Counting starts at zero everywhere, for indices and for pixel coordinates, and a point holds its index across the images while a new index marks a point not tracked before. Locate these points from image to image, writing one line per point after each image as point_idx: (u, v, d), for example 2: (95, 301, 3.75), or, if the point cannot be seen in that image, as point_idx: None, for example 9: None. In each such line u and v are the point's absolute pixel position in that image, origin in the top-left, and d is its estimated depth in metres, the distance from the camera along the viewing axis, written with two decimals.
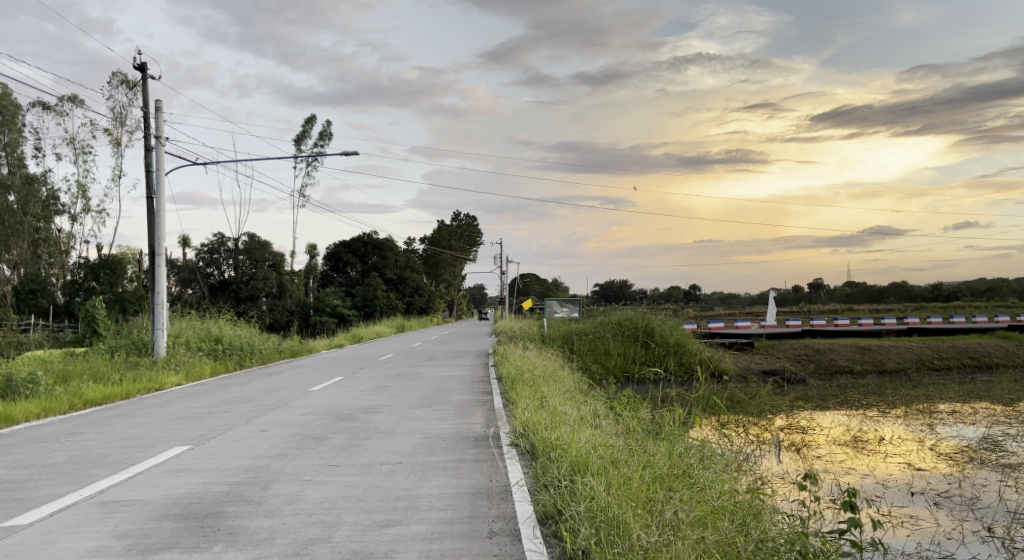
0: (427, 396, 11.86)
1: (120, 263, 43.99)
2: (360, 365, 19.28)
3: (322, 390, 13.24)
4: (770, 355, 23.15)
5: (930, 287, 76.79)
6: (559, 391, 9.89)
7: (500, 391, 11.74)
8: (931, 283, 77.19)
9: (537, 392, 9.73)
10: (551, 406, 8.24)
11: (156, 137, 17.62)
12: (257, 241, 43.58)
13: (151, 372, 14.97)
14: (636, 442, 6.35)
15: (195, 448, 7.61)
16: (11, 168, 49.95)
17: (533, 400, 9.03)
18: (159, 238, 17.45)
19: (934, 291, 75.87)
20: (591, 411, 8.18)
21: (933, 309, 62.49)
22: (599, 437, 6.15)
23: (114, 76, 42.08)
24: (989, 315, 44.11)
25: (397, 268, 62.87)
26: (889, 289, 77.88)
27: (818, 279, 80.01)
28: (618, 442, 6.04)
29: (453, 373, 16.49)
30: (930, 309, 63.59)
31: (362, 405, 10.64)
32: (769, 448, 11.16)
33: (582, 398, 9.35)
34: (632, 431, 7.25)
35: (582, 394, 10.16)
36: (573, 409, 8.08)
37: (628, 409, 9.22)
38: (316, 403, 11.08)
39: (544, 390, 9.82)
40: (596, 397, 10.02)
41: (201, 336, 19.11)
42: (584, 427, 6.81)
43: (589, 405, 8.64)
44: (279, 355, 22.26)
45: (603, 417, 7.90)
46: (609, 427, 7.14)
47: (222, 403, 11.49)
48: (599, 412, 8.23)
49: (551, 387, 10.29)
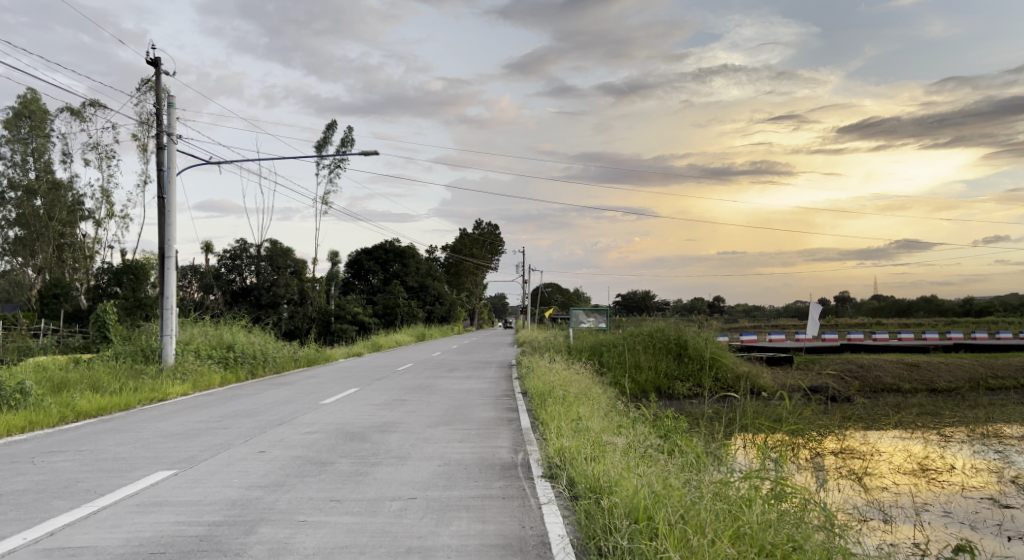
0: (447, 412, 10.81)
1: (143, 268, 43.61)
2: (378, 375, 18.34)
3: (335, 403, 12.25)
4: (812, 371, 21.88)
5: (962, 302, 74.59)
6: (596, 411, 8.89)
7: (527, 408, 10.72)
8: (963, 299, 74.95)
9: (571, 412, 8.74)
10: (591, 430, 7.22)
11: (169, 134, 16.88)
12: (280, 247, 43.15)
13: (155, 381, 14.14)
14: (705, 487, 5.32)
15: (181, 473, 6.63)
16: (39, 173, 50.04)
17: (567, 422, 8.00)
18: (170, 240, 16.67)
19: (966, 307, 73.66)
20: (638, 439, 7.17)
21: (967, 325, 60.27)
22: (661, 479, 5.11)
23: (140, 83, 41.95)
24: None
25: (420, 276, 62.08)
26: (919, 302, 75.72)
27: (846, 293, 78.17)
28: (685, 489, 5.02)
29: (475, 386, 15.42)
30: (965, 324, 61.56)
31: (375, 422, 9.62)
32: (830, 478, 10.07)
33: (623, 422, 8.33)
34: (691, 468, 6.23)
35: (621, 415, 9.14)
36: (618, 436, 7.07)
37: (676, 436, 8.22)
38: (326, 419, 10.10)
39: (580, 410, 8.82)
40: (638, 419, 8.97)
41: (213, 343, 18.28)
42: (637, 461, 5.82)
43: (634, 431, 7.63)
44: (294, 364, 21.39)
45: (654, 447, 6.89)
46: (665, 462, 6.11)
47: (224, 417, 10.56)
48: (645, 440, 7.23)
49: (587, 407, 9.28)
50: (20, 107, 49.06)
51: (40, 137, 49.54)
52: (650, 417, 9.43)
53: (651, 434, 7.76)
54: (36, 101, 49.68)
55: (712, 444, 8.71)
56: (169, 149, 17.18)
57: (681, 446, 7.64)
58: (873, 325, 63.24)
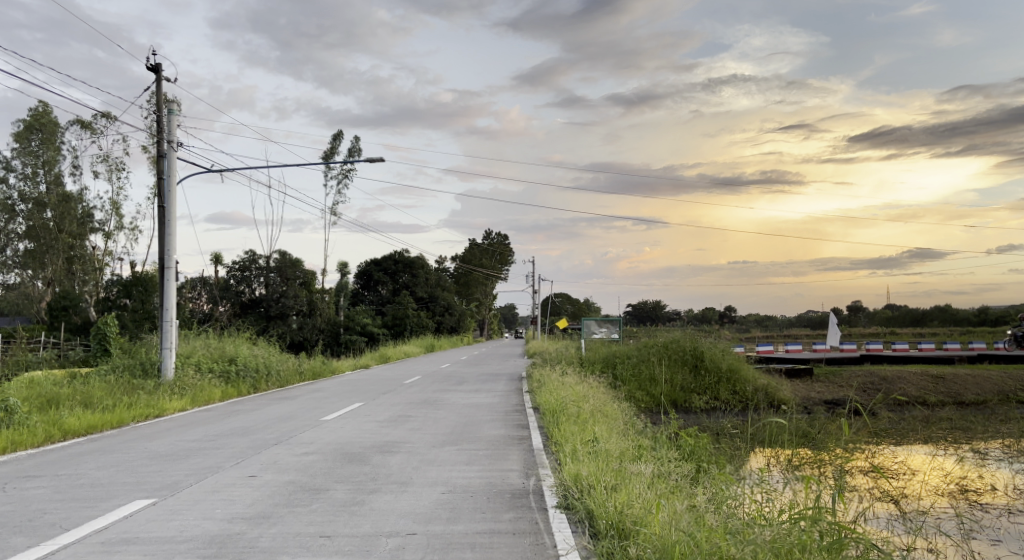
0: (454, 430, 10.20)
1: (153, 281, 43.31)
2: (384, 389, 17.77)
3: (337, 420, 11.65)
4: (833, 385, 21.16)
5: (977, 311, 73.42)
6: (616, 431, 8.27)
7: (539, 425, 10.10)
8: (978, 308, 73.77)
9: (588, 431, 8.11)
10: (611, 454, 6.61)
11: (168, 141, 16.44)
12: (289, 259, 42.83)
13: (152, 397, 13.62)
14: (749, 531, 4.71)
15: (161, 501, 6.05)
16: (49, 186, 49.94)
17: (583, 443, 7.39)
18: (170, 250, 16.20)
19: (982, 316, 72.46)
20: (664, 465, 6.56)
21: (982, 334, 59.20)
22: (698, 521, 4.52)
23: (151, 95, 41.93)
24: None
25: (429, 287, 61.58)
26: (933, 312, 74.59)
27: (858, 303, 77.19)
28: (727, 535, 4.42)
29: (484, 400, 14.81)
30: (981, 334, 60.47)
31: (378, 442, 9.03)
32: (863, 502, 9.49)
33: (645, 444, 7.71)
34: (726, 504, 5.63)
35: (641, 435, 8.52)
36: (642, 463, 6.44)
37: (703, 463, 7.61)
38: (326, 438, 9.52)
39: (599, 429, 8.21)
40: (659, 440, 8.34)
41: (214, 357, 17.75)
42: (670, 496, 5.21)
43: (658, 455, 7.02)
44: (299, 377, 20.83)
45: (682, 476, 6.28)
46: (697, 496, 5.50)
47: (218, 436, 9.97)
48: (672, 465, 6.63)
49: (605, 425, 8.67)
50: (31, 119, 49.01)
51: (50, 150, 49.46)
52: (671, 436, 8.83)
53: (677, 459, 7.15)
54: (47, 114, 49.59)
55: (741, 472, 8.12)
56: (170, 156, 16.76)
57: (710, 474, 7.04)
58: (887, 335, 62.14)
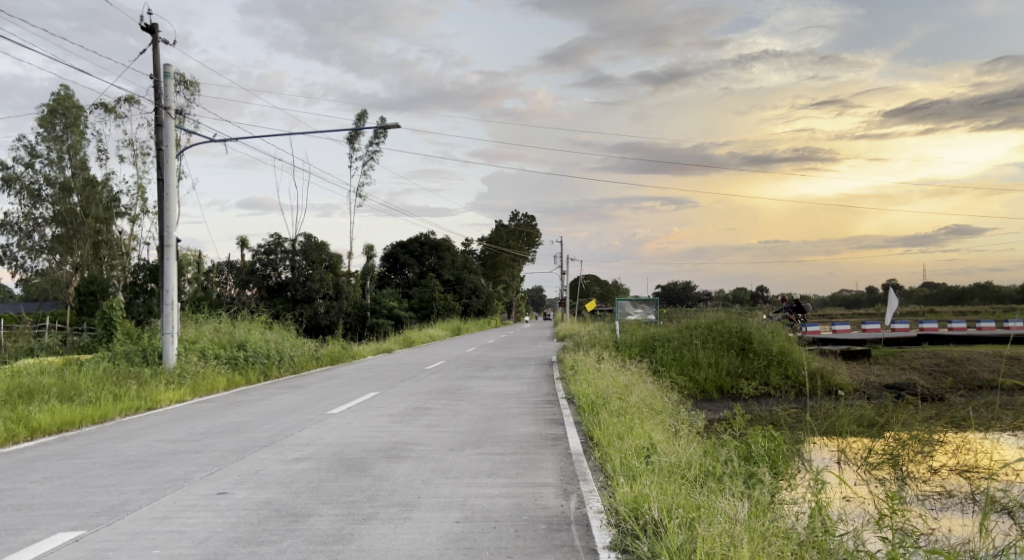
0: (475, 427, 8.71)
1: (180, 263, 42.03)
2: (405, 375, 16.44)
3: (345, 413, 10.23)
4: (894, 367, 19.48)
5: (1020, 288, 70.31)
6: (676, 434, 6.75)
7: (575, 422, 8.63)
8: (1021, 284, 70.69)
9: (642, 434, 6.55)
10: (680, 475, 5.08)
11: (166, 108, 15.11)
12: (315, 241, 41.61)
13: (147, 387, 12.37)
14: None
15: (90, 534, 4.61)
16: (75, 171, 49.29)
17: (637, 451, 5.90)
18: (171, 226, 14.92)
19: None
20: (750, 492, 5.05)
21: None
22: None
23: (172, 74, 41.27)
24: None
25: (455, 269, 60.30)
26: (973, 289, 71.64)
27: (894, 282, 74.45)
28: None
29: (512, 388, 13.34)
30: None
31: (387, 444, 7.60)
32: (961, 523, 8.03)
33: (715, 456, 6.19)
34: None
35: (705, 440, 7.01)
36: (726, 492, 4.93)
37: (787, 487, 6.11)
38: (327, 438, 8.11)
39: (656, 432, 6.70)
40: (726, 444, 6.85)
41: (221, 342, 16.49)
42: None
43: (738, 475, 5.51)
44: (314, 362, 19.55)
45: (778, 510, 4.78)
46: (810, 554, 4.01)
47: (204, 435, 8.61)
48: (761, 491, 5.10)
49: (659, 426, 7.16)
50: (54, 104, 48.27)
51: (75, 135, 48.70)
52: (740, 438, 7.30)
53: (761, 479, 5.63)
54: (70, 98, 48.88)
55: (826, 493, 6.66)
56: (170, 125, 15.47)
57: (805, 505, 5.53)
58: (926, 314, 59.81)
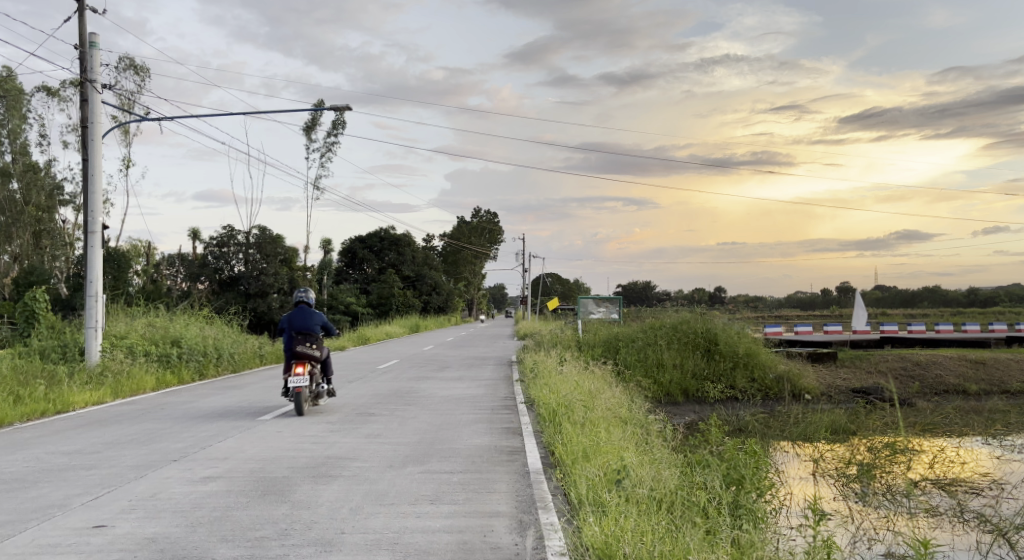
0: (423, 438, 7.74)
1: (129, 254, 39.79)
2: (354, 375, 15.39)
3: (278, 420, 9.17)
4: (860, 370, 19.04)
5: (967, 292, 71.80)
6: (651, 453, 5.94)
7: (536, 433, 7.75)
8: (968, 288, 72.19)
9: (612, 452, 5.72)
10: (663, 514, 4.19)
11: (92, 81, 13.75)
12: (269, 234, 40.01)
13: (61, 386, 11.14)
14: None
15: None
16: (15, 156, 46.66)
17: (607, 478, 5.00)
18: (96, 210, 13.58)
19: (972, 297, 71.05)
20: (747, 537, 4.20)
21: (974, 316, 57.86)
22: None
23: (121, 58, 39.32)
24: (978, 322, 41.02)
25: (415, 265, 59.00)
26: (923, 293, 72.95)
27: (848, 285, 75.37)
28: None
29: (468, 390, 12.41)
30: (975, 315, 58.77)
31: (317, 460, 6.58)
32: (951, 544, 7.35)
33: (697, 484, 5.39)
34: None
35: (684, 459, 6.23)
36: (714, 534, 4.13)
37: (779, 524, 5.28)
38: (250, 451, 7.07)
39: (629, 450, 5.88)
40: (705, 466, 6.00)
41: (154, 338, 15.20)
42: None
43: (727, 511, 4.67)
44: (257, 360, 18.29)
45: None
46: None
47: (110, 444, 7.49)
48: (758, 536, 4.24)
49: (633, 441, 6.33)
50: None
51: (15, 119, 46.09)
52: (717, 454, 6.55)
53: (752, 514, 4.85)
54: (11, 80, 46.27)
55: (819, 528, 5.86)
56: (97, 100, 14.15)
57: (805, 547, 4.74)
58: (878, 316, 60.61)
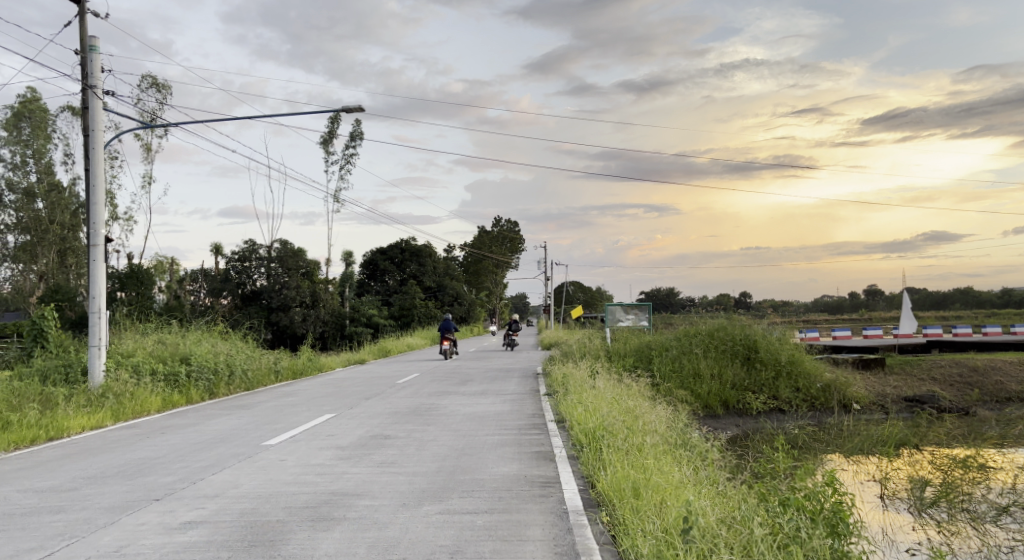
0: (442, 467, 6.80)
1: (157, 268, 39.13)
2: (372, 391, 14.47)
3: (283, 446, 8.28)
4: (910, 377, 17.84)
5: (1001, 294, 69.52)
6: (719, 495, 5.01)
7: (571, 459, 6.83)
8: (1002, 289, 69.87)
9: (675, 495, 4.78)
10: None
11: (92, 86, 13.06)
12: (290, 248, 39.51)
13: (57, 411, 10.36)
14: None
15: None
16: (40, 175, 46.42)
17: (678, 535, 4.08)
18: (97, 222, 12.82)
19: (1006, 298, 68.76)
20: None
21: (1010, 317, 55.84)
22: None
23: (143, 76, 39.10)
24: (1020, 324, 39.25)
25: (436, 276, 58.20)
26: (954, 294, 70.78)
27: (877, 289, 73.43)
28: None
29: (492, 407, 11.43)
30: (1011, 317, 56.83)
31: (319, 498, 5.66)
32: None
33: (781, 539, 4.47)
34: None
35: (756, 500, 5.30)
36: None
37: None
38: (245, 486, 6.17)
39: (695, 492, 4.94)
40: (786, 509, 5.07)
41: (162, 356, 14.43)
42: None
43: None
44: (271, 376, 17.46)
45: None
46: None
47: (92, 479, 6.63)
48: None
49: (695, 478, 5.40)
50: (19, 106, 45.18)
51: (39, 138, 45.85)
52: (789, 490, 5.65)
53: None
54: (36, 100, 46.07)
55: None
56: (98, 108, 13.49)
57: None
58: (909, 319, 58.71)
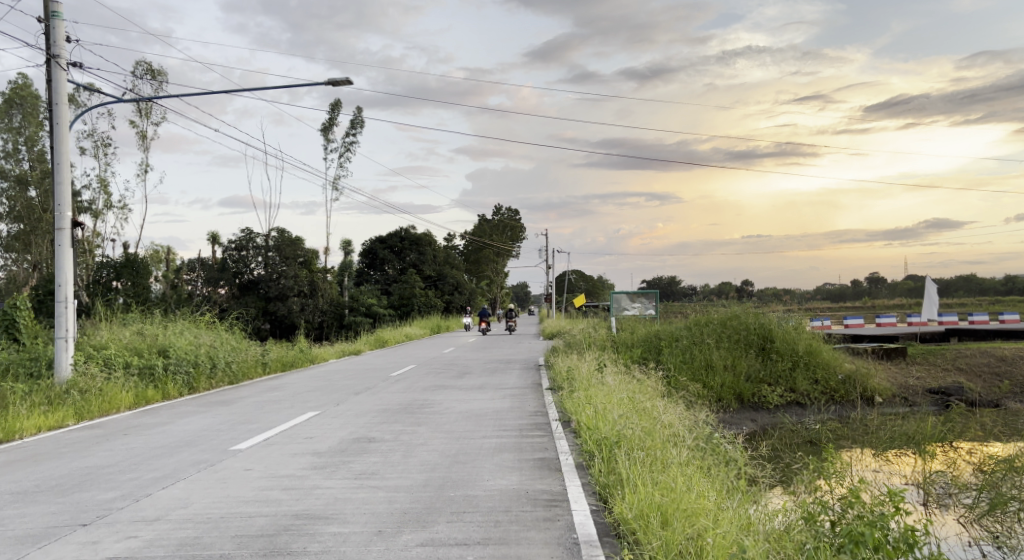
0: (431, 479, 5.84)
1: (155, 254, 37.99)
2: (362, 386, 13.50)
3: (254, 452, 7.33)
4: (934, 368, 16.89)
5: (1004, 281, 68.32)
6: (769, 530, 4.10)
7: (581, 468, 5.91)
8: (1006, 277, 68.64)
9: (717, 532, 3.87)
10: None
11: (56, 55, 12.02)
12: (288, 236, 38.40)
13: (10, 411, 9.40)
14: None
15: None
16: (32, 163, 45.27)
17: None
18: (64, 204, 11.81)
19: (1010, 285, 67.54)
20: None
21: (1014, 305, 54.66)
22: None
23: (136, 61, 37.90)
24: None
25: (436, 264, 57.14)
26: (958, 282, 69.67)
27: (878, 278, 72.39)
28: None
29: (491, 404, 10.46)
30: (1017, 304, 55.83)
31: (279, 523, 4.70)
32: None
33: None
34: None
35: (811, 535, 4.38)
36: None
37: None
38: (195, 505, 5.21)
39: (741, 528, 4.01)
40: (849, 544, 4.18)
41: (138, 348, 13.47)
42: None
43: None
44: (257, 369, 16.49)
45: None
46: None
47: (20, 494, 5.67)
48: None
49: (735, 505, 4.47)
50: (10, 92, 43.95)
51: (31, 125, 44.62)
52: (847, 518, 4.72)
53: None
54: (28, 86, 44.81)
55: None
56: (65, 80, 12.45)
57: None
58: (914, 307, 57.54)
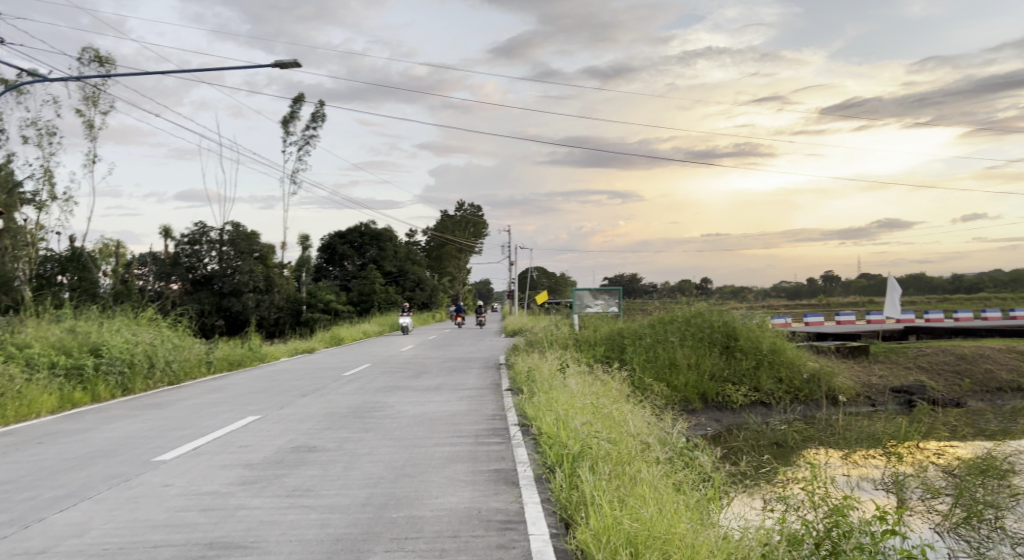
0: (373, 496, 5.21)
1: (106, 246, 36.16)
2: (311, 386, 12.79)
3: (178, 463, 6.63)
4: (896, 366, 16.76)
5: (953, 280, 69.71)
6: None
7: (540, 483, 5.34)
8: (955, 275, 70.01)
9: None
10: None
11: None
12: (243, 230, 37.10)
13: None
14: None
15: None
16: None
17: None
18: None
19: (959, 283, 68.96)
20: None
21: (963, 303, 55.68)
22: None
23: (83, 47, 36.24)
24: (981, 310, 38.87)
25: (397, 260, 56.18)
26: (910, 280, 70.95)
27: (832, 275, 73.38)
28: None
29: (446, 406, 9.85)
30: (966, 302, 56.98)
31: (187, 555, 4.03)
32: None
33: None
34: None
35: None
36: None
37: None
38: (93, 530, 4.51)
39: (720, 557, 3.49)
40: None
41: (67, 346, 12.54)
42: None
43: None
44: (201, 368, 15.62)
45: None
46: None
47: None
48: None
49: (712, 529, 3.96)
50: None
51: None
52: (831, 542, 4.26)
53: None
54: None
55: None
56: None
57: None
58: (868, 304, 58.39)
